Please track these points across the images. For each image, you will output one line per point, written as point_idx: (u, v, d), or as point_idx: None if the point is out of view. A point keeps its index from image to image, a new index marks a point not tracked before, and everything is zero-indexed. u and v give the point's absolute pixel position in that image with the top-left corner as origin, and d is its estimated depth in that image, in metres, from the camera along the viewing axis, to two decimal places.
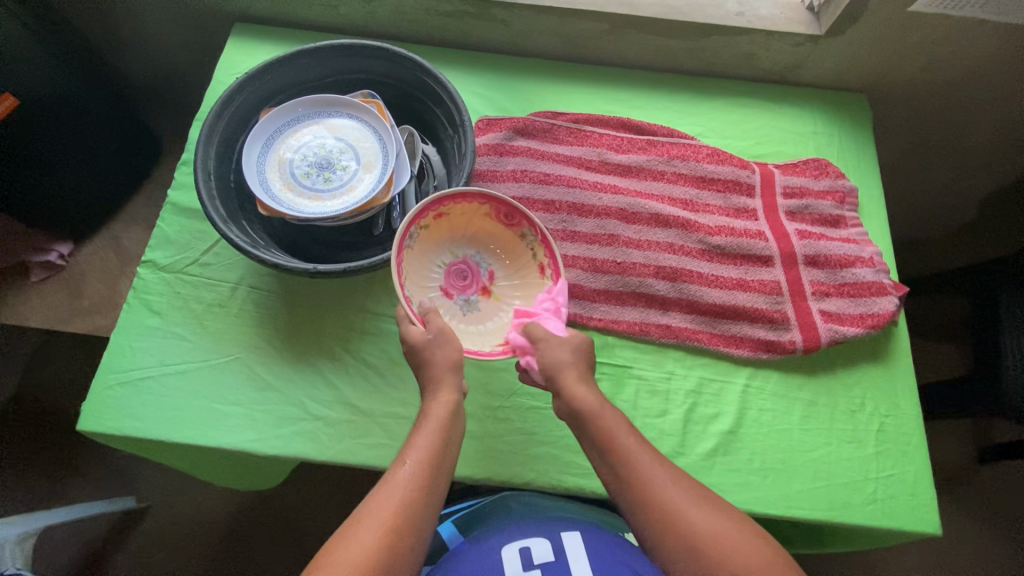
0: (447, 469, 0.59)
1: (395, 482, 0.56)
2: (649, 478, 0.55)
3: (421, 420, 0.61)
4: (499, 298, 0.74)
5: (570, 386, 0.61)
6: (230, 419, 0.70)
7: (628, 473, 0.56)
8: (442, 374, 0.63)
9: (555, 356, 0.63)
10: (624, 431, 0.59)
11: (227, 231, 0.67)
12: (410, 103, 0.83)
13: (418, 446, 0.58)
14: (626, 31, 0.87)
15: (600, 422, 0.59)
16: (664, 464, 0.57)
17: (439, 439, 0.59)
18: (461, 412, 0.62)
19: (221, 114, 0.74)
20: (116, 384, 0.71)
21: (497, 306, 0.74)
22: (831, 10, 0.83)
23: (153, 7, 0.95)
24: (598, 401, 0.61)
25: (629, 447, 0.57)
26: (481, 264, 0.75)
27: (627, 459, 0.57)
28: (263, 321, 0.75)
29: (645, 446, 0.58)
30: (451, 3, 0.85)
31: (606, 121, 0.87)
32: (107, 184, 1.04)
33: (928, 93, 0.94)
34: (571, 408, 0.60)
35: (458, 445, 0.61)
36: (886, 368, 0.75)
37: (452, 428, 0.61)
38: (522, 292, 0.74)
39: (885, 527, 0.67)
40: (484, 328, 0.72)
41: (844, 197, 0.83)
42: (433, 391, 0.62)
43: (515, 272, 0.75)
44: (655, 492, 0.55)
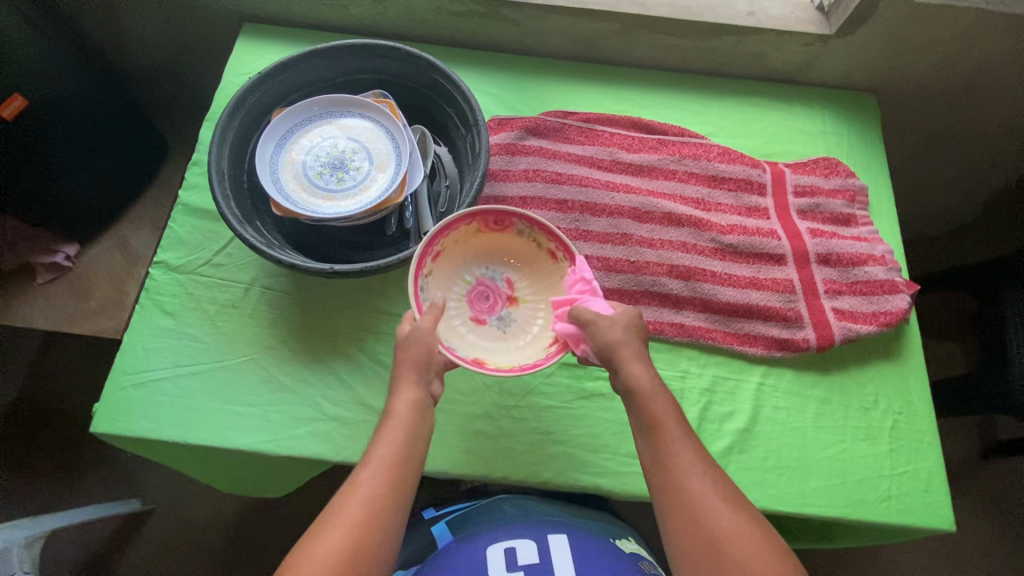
0: (415, 465, 0.58)
1: (362, 481, 0.56)
2: (682, 466, 0.56)
3: (387, 417, 0.60)
4: (529, 301, 0.75)
5: (626, 364, 0.61)
6: (245, 420, 0.70)
7: (664, 457, 0.57)
8: (408, 372, 0.61)
9: (610, 336, 0.62)
10: (670, 416, 0.59)
11: (243, 230, 0.67)
12: (422, 103, 0.83)
13: (384, 444, 0.58)
14: (636, 31, 0.87)
15: (646, 406, 0.59)
16: (700, 454, 0.58)
17: (403, 436, 0.58)
18: (426, 407, 0.61)
19: (234, 114, 0.74)
20: (129, 385, 0.71)
21: (533, 309, 0.74)
22: (841, 10, 0.84)
23: (161, 7, 0.95)
24: (651, 384, 0.60)
25: (672, 435, 0.58)
26: (495, 276, 0.76)
27: (666, 446, 0.57)
28: (276, 322, 0.75)
29: (687, 435, 0.58)
30: (463, 3, 0.85)
31: (617, 120, 0.87)
32: (115, 189, 1.04)
33: (936, 92, 0.94)
34: (626, 385, 0.61)
35: (426, 440, 0.60)
36: (899, 365, 0.75)
37: (419, 424, 0.60)
38: (543, 287, 0.74)
39: (901, 524, 0.67)
40: (526, 337, 0.73)
41: (854, 196, 0.84)
42: (395, 389, 0.61)
43: (533, 269, 0.75)
44: (686, 479, 0.56)
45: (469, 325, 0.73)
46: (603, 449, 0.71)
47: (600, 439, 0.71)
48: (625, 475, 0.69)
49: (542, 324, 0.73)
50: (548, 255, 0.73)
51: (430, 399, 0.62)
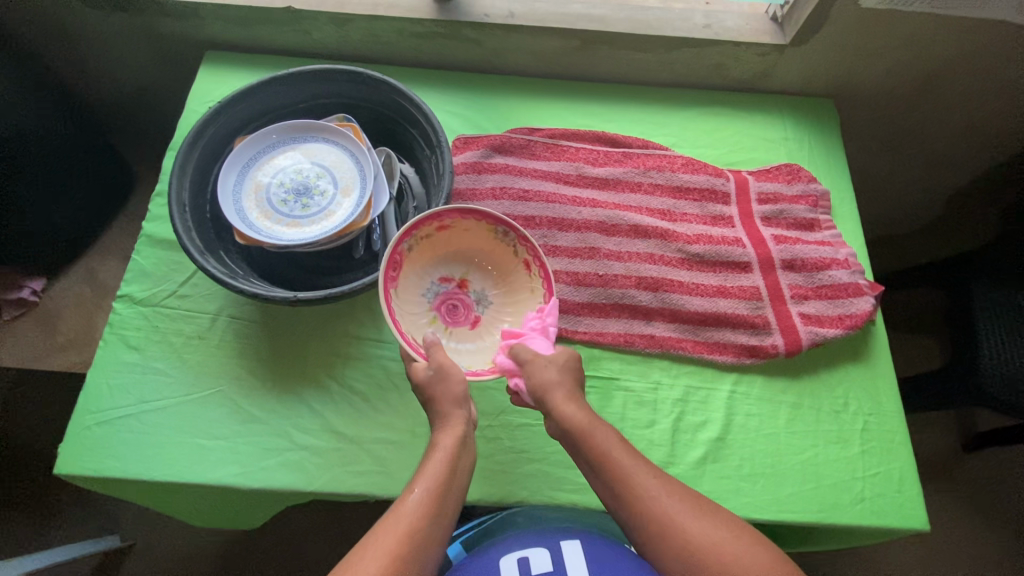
0: (456, 497, 0.58)
1: (405, 509, 0.55)
2: (648, 493, 0.56)
3: (432, 449, 0.60)
4: (472, 268, 0.76)
5: (558, 407, 0.61)
6: (214, 453, 0.69)
7: (618, 488, 0.56)
8: (448, 406, 0.62)
9: (544, 376, 0.63)
10: (615, 445, 0.59)
11: (205, 262, 0.66)
12: (387, 124, 0.83)
13: (430, 473, 0.58)
14: (597, 47, 0.89)
15: (589, 440, 0.59)
16: (658, 476, 0.57)
17: (448, 468, 0.58)
18: (470, 444, 0.61)
19: (194, 144, 0.73)
20: (94, 424, 0.69)
21: (482, 269, 0.76)
22: (794, 20, 0.86)
23: (120, 37, 0.94)
24: (586, 416, 0.61)
25: (618, 459, 0.58)
26: (433, 290, 0.75)
27: (616, 474, 0.57)
28: (244, 352, 0.74)
29: (636, 461, 0.58)
30: (424, 25, 0.86)
31: (582, 135, 0.88)
32: (82, 219, 1.02)
33: (893, 95, 0.96)
34: (561, 426, 0.60)
35: (467, 477, 0.60)
36: (867, 366, 0.76)
37: (461, 460, 0.60)
38: (468, 251, 0.76)
39: (875, 525, 0.68)
40: (506, 293, 0.75)
41: (817, 200, 0.85)
42: (442, 424, 0.62)
43: (443, 254, 0.76)
44: (646, 505, 0.55)
45: (476, 337, 0.74)
46: None
47: None
48: None
49: (498, 274, 0.76)
50: (443, 236, 0.74)
51: (471, 432, 0.63)
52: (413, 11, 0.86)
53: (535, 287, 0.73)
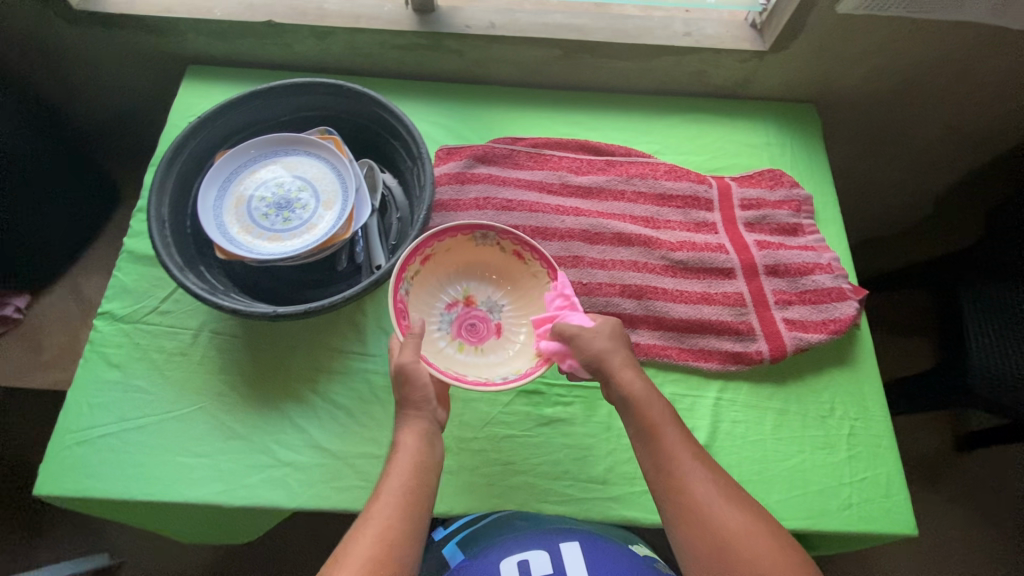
0: (428, 494, 0.58)
1: (374, 514, 0.55)
2: (688, 470, 0.56)
3: (396, 449, 0.60)
4: (469, 283, 0.77)
5: (618, 373, 0.61)
6: (196, 471, 0.68)
7: (666, 465, 0.57)
8: (410, 407, 0.62)
9: (598, 347, 0.63)
10: (668, 422, 0.59)
11: (184, 278, 0.66)
12: (369, 136, 0.83)
13: (395, 474, 0.58)
14: (579, 56, 0.89)
15: (645, 412, 0.59)
16: (701, 456, 0.58)
17: (412, 466, 0.58)
18: (435, 438, 0.61)
19: (173, 160, 0.73)
20: (75, 444, 0.68)
21: (480, 278, 0.77)
22: (773, 26, 0.86)
23: (102, 53, 0.94)
24: (648, 390, 0.61)
25: (670, 438, 0.58)
26: (446, 317, 0.75)
27: (667, 451, 0.57)
28: (226, 367, 0.73)
29: (685, 439, 0.58)
30: (405, 36, 0.86)
31: (565, 144, 0.88)
32: (67, 235, 1.01)
33: (874, 98, 0.97)
34: (621, 394, 0.60)
35: (435, 470, 0.60)
36: (853, 371, 0.76)
37: (428, 455, 0.60)
38: (454, 271, 0.76)
39: (862, 532, 0.67)
40: (512, 289, 0.76)
41: (800, 205, 0.85)
42: (403, 423, 0.62)
43: (438, 280, 0.75)
44: (689, 486, 0.55)
45: (504, 341, 0.74)
46: (566, 477, 0.70)
47: (561, 466, 0.70)
48: (588, 502, 0.69)
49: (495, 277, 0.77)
50: (430, 267, 0.74)
51: (437, 426, 0.63)
52: (394, 23, 0.86)
53: (536, 270, 0.74)
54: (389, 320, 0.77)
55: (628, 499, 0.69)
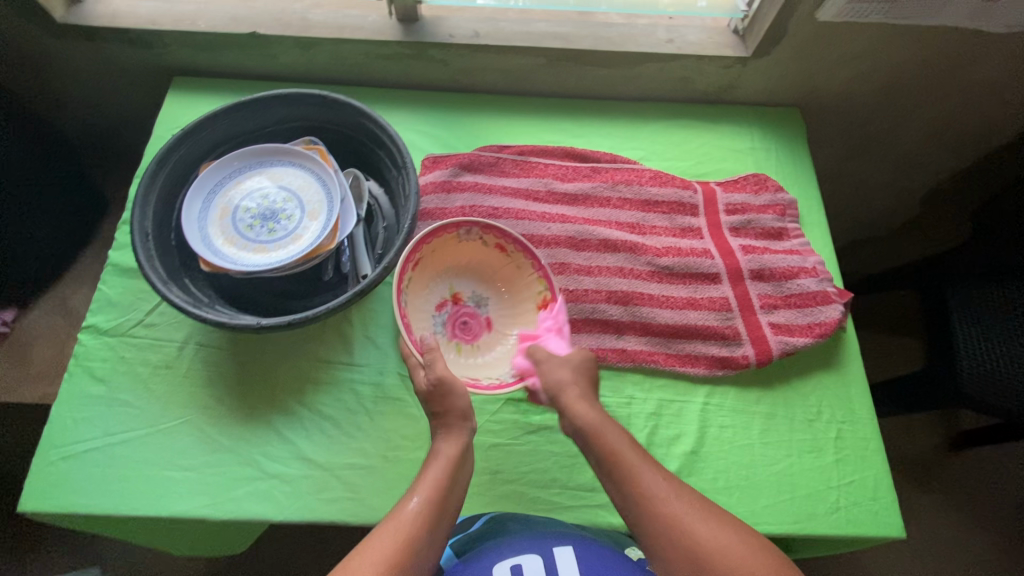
0: (455, 506, 0.58)
1: (402, 516, 0.55)
2: (652, 491, 0.56)
3: (432, 457, 0.61)
4: (455, 281, 0.77)
5: (571, 405, 0.63)
6: (181, 485, 0.67)
7: (631, 486, 0.57)
8: (452, 416, 0.63)
9: (557, 376, 0.66)
10: (627, 447, 0.60)
11: (167, 291, 0.65)
12: (354, 146, 0.83)
13: (428, 481, 0.58)
14: (563, 64, 0.90)
15: (600, 441, 0.60)
16: (664, 477, 0.57)
17: (447, 477, 0.59)
18: (470, 453, 0.62)
19: (157, 173, 0.73)
20: (59, 459, 0.68)
21: (465, 276, 0.78)
22: (755, 33, 0.87)
23: (88, 67, 0.94)
24: (602, 418, 0.62)
25: (631, 459, 0.58)
26: (440, 319, 0.75)
27: (629, 472, 0.57)
28: (212, 380, 0.73)
29: (646, 460, 0.59)
30: (390, 46, 0.87)
31: (551, 151, 0.89)
32: (58, 247, 1.01)
33: (858, 102, 0.98)
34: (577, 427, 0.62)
35: (465, 489, 0.60)
36: (839, 374, 0.76)
37: (462, 470, 0.61)
38: (437, 272, 0.76)
39: (851, 535, 0.67)
40: (497, 282, 0.78)
41: (784, 209, 0.86)
42: (443, 433, 0.62)
43: (426, 283, 0.75)
44: (656, 503, 0.55)
45: (497, 333, 0.76)
46: (554, 484, 0.70)
47: (549, 474, 0.70)
48: (576, 509, 0.69)
49: (478, 272, 0.78)
50: (419, 273, 0.74)
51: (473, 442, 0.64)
52: (378, 33, 0.86)
53: (521, 263, 0.76)
54: (376, 329, 0.77)
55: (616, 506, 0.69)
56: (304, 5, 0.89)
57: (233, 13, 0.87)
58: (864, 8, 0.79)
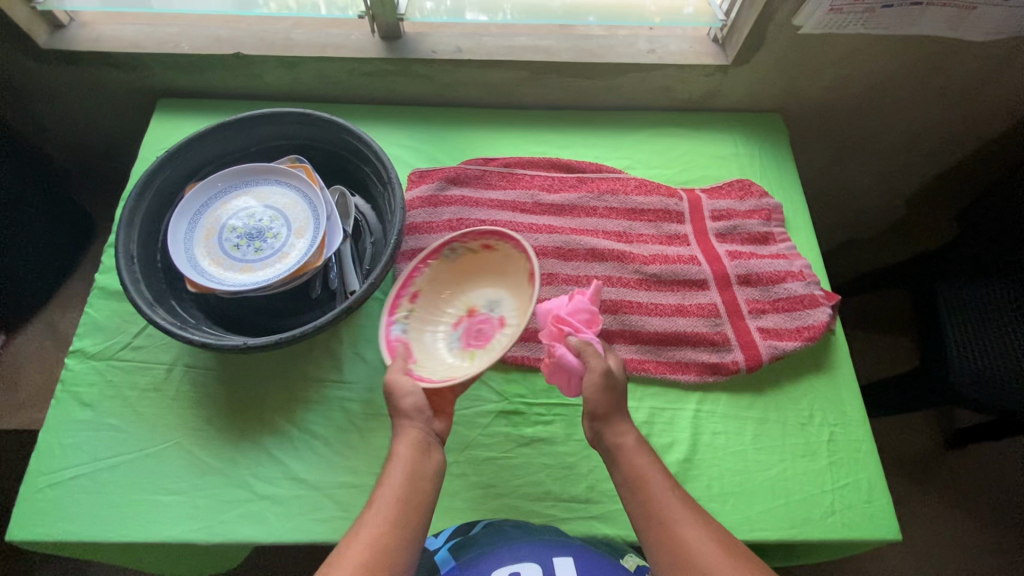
0: (423, 503, 0.57)
1: (366, 520, 0.55)
2: (674, 517, 0.55)
3: (390, 459, 0.60)
4: (468, 296, 0.74)
5: (609, 426, 0.61)
6: (171, 510, 0.66)
7: (654, 510, 0.56)
8: (405, 416, 0.61)
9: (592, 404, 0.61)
10: (655, 471, 0.59)
11: (153, 314, 0.65)
12: (341, 163, 0.83)
13: (390, 482, 0.57)
14: (545, 76, 0.91)
15: (630, 462, 0.59)
16: (689, 505, 0.56)
17: (407, 477, 0.58)
18: (429, 448, 0.61)
19: (142, 195, 0.73)
20: (46, 487, 0.67)
21: (478, 287, 0.74)
22: (734, 41, 0.88)
23: (72, 91, 0.95)
24: (634, 441, 0.61)
25: (657, 483, 0.58)
26: (454, 335, 0.71)
27: (654, 496, 0.57)
28: (201, 401, 0.73)
29: (673, 487, 0.58)
30: (373, 63, 0.88)
31: (536, 162, 0.89)
32: (48, 270, 1.01)
33: (839, 106, 0.99)
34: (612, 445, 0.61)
35: (433, 480, 0.59)
36: (830, 378, 0.76)
37: (424, 463, 0.60)
38: (446, 291, 0.74)
39: (848, 539, 0.66)
40: (504, 280, 0.72)
41: (770, 214, 0.86)
42: (397, 432, 0.61)
43: (437, 306, 0.73)
44: (677, 530, 0.54)
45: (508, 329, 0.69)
46: (547, 497, 0.69)
47: (543, 487, 0.70)
48: (570, 521, 0.68)
49: (489, 278, 0.73)
50: (424, 300, 0.73)
51: (432, 438, 0.62)
52: (361, 50, 0.87)
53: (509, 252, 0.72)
54: (365, 345, 0.77)
55: (610, 517, 0.68)
56: (287, 25, 0.90)
57: (216, 34, 0.88)
58: (842, 19, 0.81)
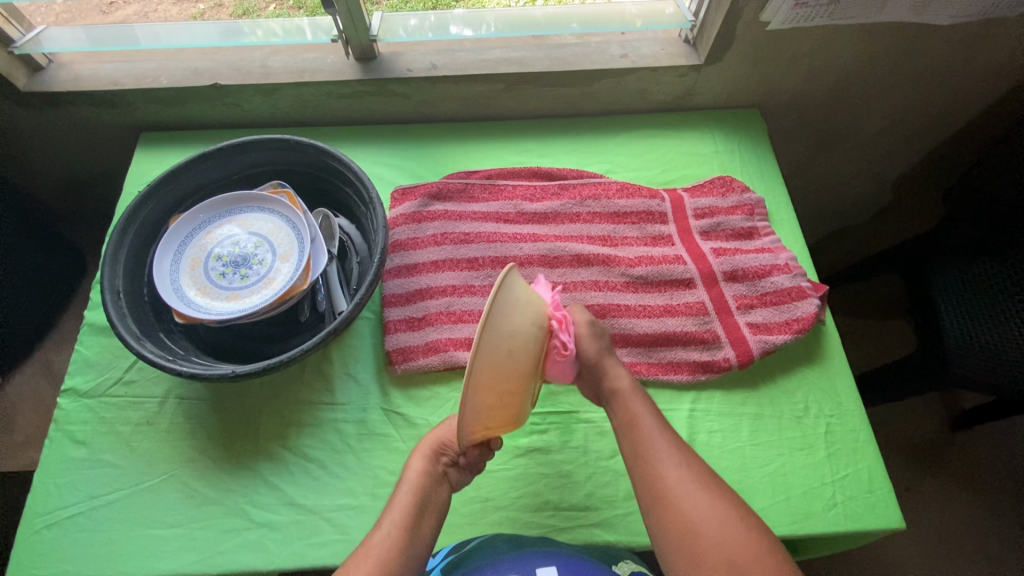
0: (426, 532, 0.59)
1: (374, 542, 0.56)
2: (654, 446, 0.60)
3: (399, 484, 0.62)
4: (511, 306, 0.51)
5: (609, 365, 0.66)
6: (170, 543, 0.66)
7: (642, 454, 0.60)
8: (422, 451, 0.63)
9: (588, 350, 0.65)
10: (647, 415, 0.63)
11: (140, 348, 0.65)
12: (322, 185, 0.84)
13: (397, 506, 0.59)
14: (522, 87, 0.92)
15: (624, 405, 0.64)
16: (676, 444, 0.61)
17: (414, 502, 0.59)
18: (439, 479, 0.62)
19: (125, 230, 0.74)
20: (43, 527, 0.66)
21: (509, 298, 0.51)
22: (705, 40, 0.89)
23: (54, 132, 0.96)
24: (624, 375, 0.66)
25: (648, 429, 0.62)
26: (516, 350, 0.52)
27: (643, 441, 0.61)
28: (194, 432, 0.72)
29: (664, 430, 0.62)
30: (350, 86, 0.89)
31: (518, 172, 0.90)
32: (46, 309, 1.05)
33: (814, 96, 0.99)
34: (610, 386, 0.65)
35: (437, 511, 0.61)
36: (823, 369, 0.76)
37: (432, 495, 0.61)
38: (504, 318, 0.50)
39: (852, 531, 0.66)
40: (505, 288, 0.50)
41: (752, 209, 0.87)
42: (409, 461, 0.63)
43: (508, 335, 0.51)
44: (662, 472, 0.58)
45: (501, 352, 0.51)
46: (547, 507, 0.68)
47: (541, 497, 0.69)
48: (571, 531, 0.67)
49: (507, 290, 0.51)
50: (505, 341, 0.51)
51: (444, 473, 0.63)
52: (338, 73, 0.88)
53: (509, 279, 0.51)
54: (356, 365, 0.77)
55: (611, 524, 0.67)
56: (264, 53, 0.91)
57: (194, 67, 0.89)
58: (808, 12, 0.82)
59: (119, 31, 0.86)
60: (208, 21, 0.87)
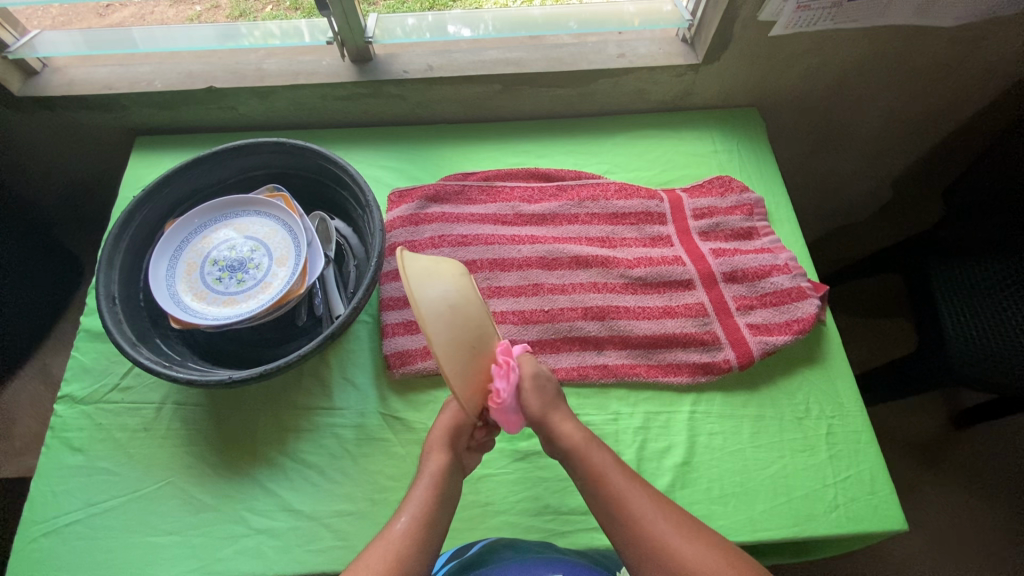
0: (442, 528, 0.58)
1: (390, 536, 0.56)
2: (630, 498, 0.57)
3: (416, 479, 0.61)
4: (433, 280, 0.54)
5: (557, 423, 0.61)
6: (167, 550, 0.65)
7: (617, 511, 0.56)
8: (437, 443, 0.63)
9: (531, 407, 0.60)
10: (610, 466, 0.59)
11: (137, 355, 0.64)
12: (319, 188, 0.84)
13: (413, 502, 0.58)
14: (518, 88, 0.91)
15: (584, 461, 0.60)
16: (648, 492, 0.58)
17: (431, 496, 0.59)
18: (456, 472, 0.61)
19: (120, 236, 0.73)
20: (40, 536, 0.66)
21: (426, 275, 0.53)
22: (702, 39, 0.88)
23: (49, 137, 0.95)
24: (574, 430, 0.61)
25: (617, 482, 0.58)
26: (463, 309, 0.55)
27: (616, 495, 0.57)
28: (192, 438, 0.72)
29: (632, 479, 0.59)
30: (345, 87, 0.88)
31: (516, 174, 0.90)
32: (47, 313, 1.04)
33: (814, 95, 0.98)
34: (561, 447, 0.60)
35: (451, 506, 0.60)
36: (823, 369, 0.75)
37: (448, 488, 0.60)
38: (432, 292, 0.53)
39: (854, 532, 0.65)
40: (414, 272, 0.53)
41: (751, 209, 0.86)
42: (427, 454, 0.62)
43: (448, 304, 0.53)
44: (643, 525, 0.55)
45: (454, 321, 0.53)
46: (546, 511, 0.68)
47: (541, 501, 0.69)
48: (572, 535, 0.67)
49: (417, 271, 0.53)
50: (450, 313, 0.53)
51: (460, 466, 0.62)
52: (333, 75, 0.87)
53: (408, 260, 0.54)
54: (354, 369, 0.77)
55: None
56: (260, 55, 0.90)
57: (189, 70, 0.89)
58: (811, 15, 0.82)
59: (115, 35, 0.86)
60: (204, 23, 0.86)
